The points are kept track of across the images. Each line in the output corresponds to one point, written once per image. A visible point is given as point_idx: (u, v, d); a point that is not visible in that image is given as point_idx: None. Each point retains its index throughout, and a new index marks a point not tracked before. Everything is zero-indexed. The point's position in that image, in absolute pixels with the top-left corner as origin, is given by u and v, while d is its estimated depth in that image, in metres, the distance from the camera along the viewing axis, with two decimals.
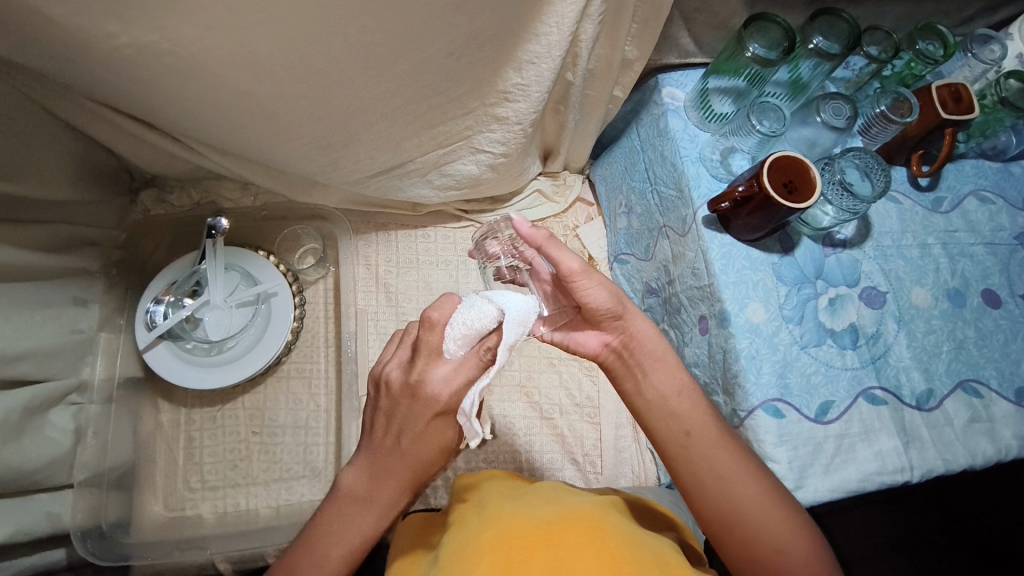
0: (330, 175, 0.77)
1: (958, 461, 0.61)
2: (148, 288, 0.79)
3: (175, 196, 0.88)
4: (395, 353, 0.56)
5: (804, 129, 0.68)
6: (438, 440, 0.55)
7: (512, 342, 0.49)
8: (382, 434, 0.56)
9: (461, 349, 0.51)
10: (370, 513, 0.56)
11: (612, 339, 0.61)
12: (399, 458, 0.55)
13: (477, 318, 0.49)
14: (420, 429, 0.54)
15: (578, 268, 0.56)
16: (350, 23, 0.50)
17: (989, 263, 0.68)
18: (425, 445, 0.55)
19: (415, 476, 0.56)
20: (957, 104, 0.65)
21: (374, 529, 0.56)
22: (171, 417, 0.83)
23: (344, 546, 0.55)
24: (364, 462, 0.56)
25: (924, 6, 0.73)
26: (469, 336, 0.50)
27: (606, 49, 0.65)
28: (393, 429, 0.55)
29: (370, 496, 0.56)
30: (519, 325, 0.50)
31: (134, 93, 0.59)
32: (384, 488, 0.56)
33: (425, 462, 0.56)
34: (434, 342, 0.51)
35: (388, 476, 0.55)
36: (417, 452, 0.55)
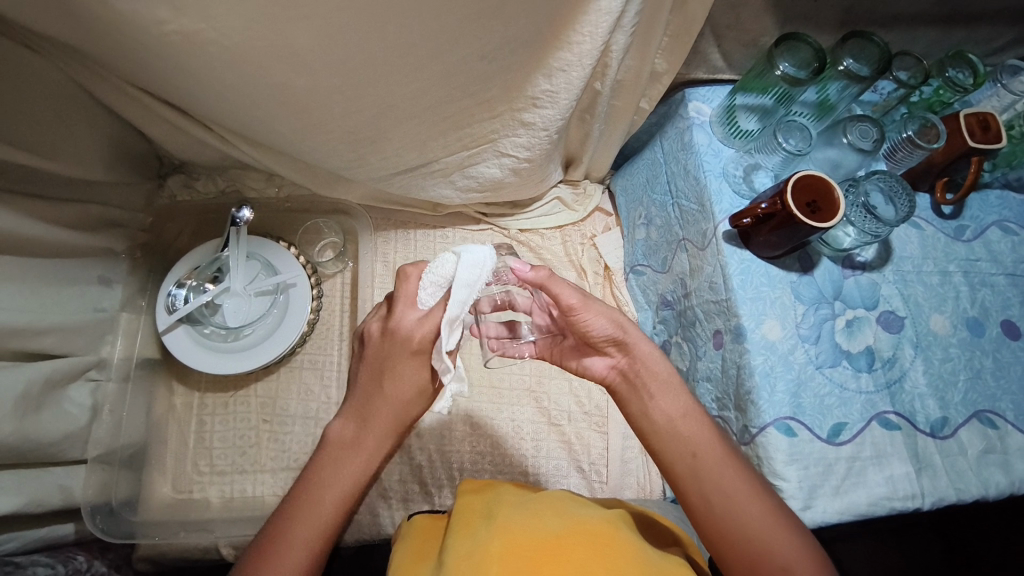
0: (356, 171, 0.78)
1: (971, 491, 0.60)
2: (172, 271, 0.80)
3: (201, 182, 0.89)
4: (375, 312, 0.63)
5: (829, 150, 0.68)
6: (417, 380, 0.60)
7: (470, 281, 0.51)
8: (366, 375, 0.61)
9: (432, 298, 0.56)
10: (358, 457, 0.60)
11: (619, 361, 0.61)
12: (381, 396, 0.60)
13: (441, 267, 0.54)
14: (399, 370, 0.59)
15: (576, 301, 0.55)
16: (388, 22, 0.51)
17: (1009, 294, 0.68)
18: (403, 383, 0.60)
19: (396, 418, 0.61)
20: (985, 132, 0.65)
21: (364, 475, 0.60)
22: (183, 400, 0.83)
23: (337, 489, 0.58)
24: (349, 412, 0.62)
25: (955, 34, 0.73)
26: (440, 283, 0.55)
27: (636, 61, 0.66)
28: (376, 372, 0.60)
29: (357, 440, 0.60)
30: (476, 268, 0.51)
31: (174, 80, 0.61)
32: (371, 431, 0.60)
33: (406, 402, 0.61)
34: (411, 291, 0.58)
35: (371, 419, 0.60)
36: (400, 388, 0.60)
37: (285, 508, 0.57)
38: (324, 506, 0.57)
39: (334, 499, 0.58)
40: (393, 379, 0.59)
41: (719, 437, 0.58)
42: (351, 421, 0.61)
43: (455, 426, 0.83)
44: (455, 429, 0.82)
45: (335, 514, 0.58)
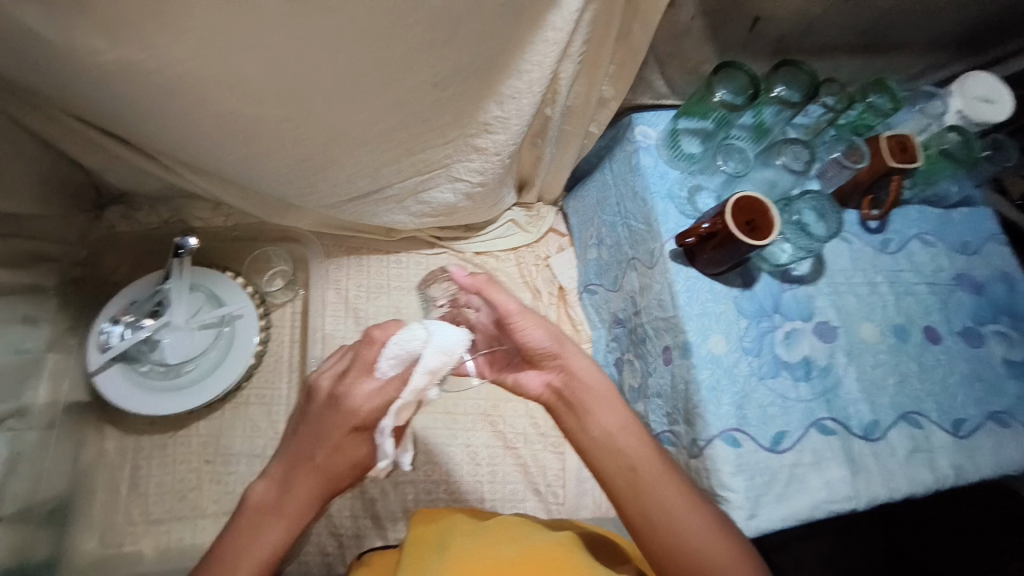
0: (306, 199, 0.77)
1: (901, 489, 0.63)
2: (104, 308, 0.75)
3: (143, 213, 0.85)
4: (332, 360, 0.54)
5: (766, 171, 0.73)
6: (353, 455, 0.52)
7: (434, 368, 0.49)
8: (299, 439, 0.53)
9: (391, 371, 0.50)
10: (279, 523, 0.52)
11: (553, 378, 0.61)
12: (312, 465, 0.52)
13: (407, 342, 0.49)
14: (336, 441, 0.51)
15: (515, 308, 0.58)
16: (338, 51, 0.51)
17: (930, 301, 0.73)
18: (337, 456, 0.52)
19: (323, 488, 0.53)
20: (902, 154, 0.68)
21: (281, 547, 0.52)
22: (116, 444, 0.77)
23: (251, 561, 0.51)
24: (275, 475, 0.54)
25: (873, 63, 0.80)
26: (401, 359, 0.50)
27: (584, 88, 0.68)
28: (311, 437, 0.52)
29: (280, 504, 0.52)
30: (445, 354, 0.50)
31: (109, 108, 0.58)
32: (293, 496, 0.52)
33: (336, 474, 0.52)
34: (371, 357, 0.51)
35: (296, 483, 0.53)
36: (333, 459, 0.52)
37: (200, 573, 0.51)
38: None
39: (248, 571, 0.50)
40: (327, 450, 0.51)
41: (658, 451, 0.58)
42: (276, 483, 0.53)
43: (412, 455, 0.81)
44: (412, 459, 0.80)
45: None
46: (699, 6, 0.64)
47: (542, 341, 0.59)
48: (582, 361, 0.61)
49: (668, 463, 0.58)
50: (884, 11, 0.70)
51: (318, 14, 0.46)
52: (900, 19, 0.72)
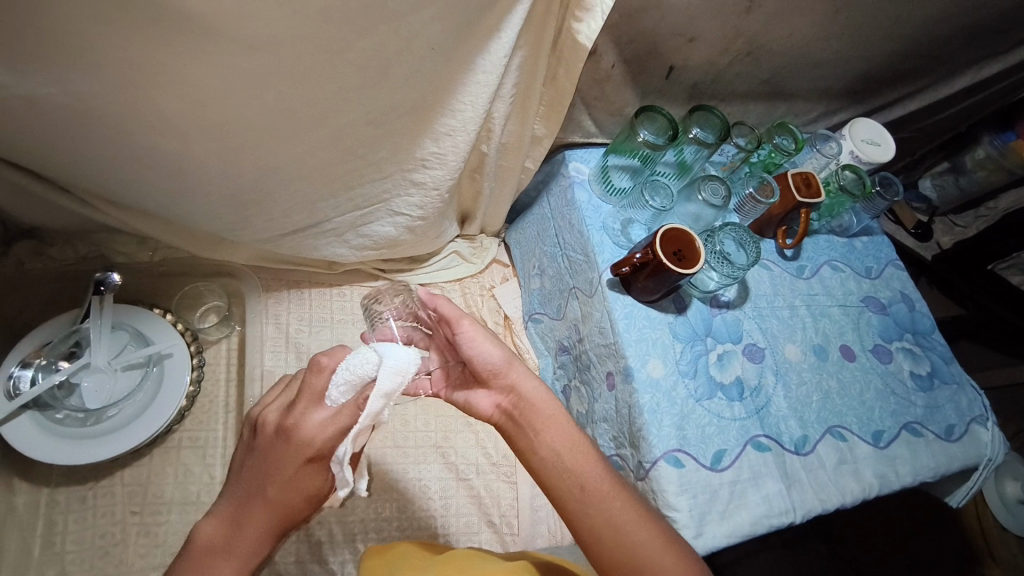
0: (241, 233, 0.75)
1: (832, 500, 0.67)
2: (13, 350, 0.70)
3: (56, 248, 0.80)
4: (277, 397, 0.52)
5: (689, 205, 0.77)
6: (310, 487, 0.50)
7: (390, 389, 0.48)
8: (248, 475, 0.50)
9: (343, 397, 0.48)
10: (228, 563, 0.48)
11: (502, 399, 0.62)
12: (265, 501, 0.49)
13: (359, 365, 0.48)
14: (288, 475, 0.48)
15: (464, 320, 0.60)
16: (266, 88, 0.51)
17: (844, 322, 0.79)
18: (292, 488, 0.49)
19: (277, 524, 0.50)
20: (807, 189, 0.76)
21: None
22: (28, 500, 0.71)
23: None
24: (223, 512, 0.50)
25: (777, 107, 0.88)
26: (353, 384, 0.48)
27: (516, 126, 0.71)
28: (261, 472, 0.49)
29: (229, 543, 0.49)
30: (400, 374, 0.48)
31: (21, 143, 0.56)
32: (246, 534, 0.49)
33: (289, 509, 0.49)
34: (320, 386, 0.49)
35: (249, 522, 0.49)
36: (289, 495, 0.49)
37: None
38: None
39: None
40: (284, 480, 0.48)
41: (605, 468, 0.58)
42: (226, 520, 0.50)
43: (357, 493, 0.79)
44: (359, 498, 0.78)
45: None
46: (618, 55, 0.69)
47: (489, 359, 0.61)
48: (529, 378, 0.62)
49: (616, 481, 0.58)
50: (780, 63, 0.78)
51: (244, 53, 0.47)
52: (794, 70, 0.80)
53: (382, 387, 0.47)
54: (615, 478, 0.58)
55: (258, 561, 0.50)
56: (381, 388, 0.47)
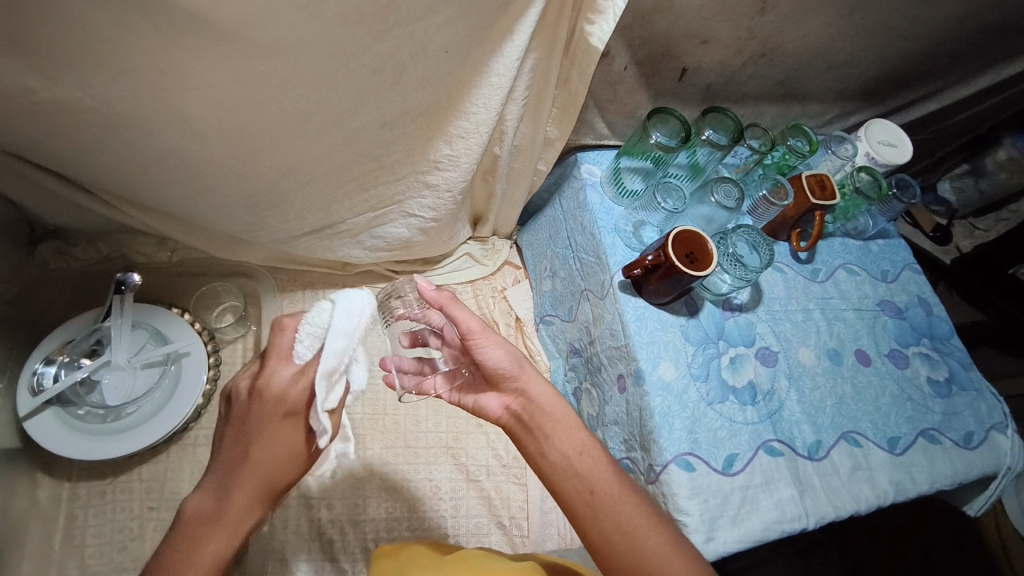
0: (257, 233, 0.77)
1: (846, 507, 0.66)
2: (39, 348, 0.72)
3: (80, 248, 0.83)
4: (246, 368, 0.56)
5: (702, 207, 0.77)
6: (287, 442, 0.53)
7: (347, 329, 0.50)
8: (227, 442, 0.53)
9: (308, 352, 0.51)
10: (220, 528, 0.51)
11: (512, 401, 0.63)
12: (245, 464, 0.52)
13: (315, 315, 0.50)
14: (267, 435, 0.52)
15: (476, 327, 0.60)
16: (285, 91, 0.52)
17: (859, 327, 0.78)
18: (272, 448, 0.52)
19: (263, 483, 0.53)
20: (822, 191, 0.76)
21: (226, 550, 0.50)
22: (50, 493, 0.73)
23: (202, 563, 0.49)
24: (209, 483, 0.53)
25: (792, 109, 0.88)
26: (316, 336, 0.51)
27: (529, 129, 0.72)
28: (239, 438, 0.52)
29: (219, 511, 0.51)
30: (355, 314, 0.51)
31: (48, 146, 0.58)
32: (234, 499, 0.51)
33: (272, 468, 0.53)
34: (287, 344, 0.52)
35: (235, 487, 0.52)
36: (270, 453, 0.52)
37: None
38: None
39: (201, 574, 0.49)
40: (262, 442, 0.52)
41: (616, 472, 0.58)
42: (212, 491, 0.52)
43: (369, 491, 0.80)
44: (370, 497, 0.79)
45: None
46: (631, 57, 0.69)
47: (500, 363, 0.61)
48: (541, 382, 0.63)
49: (629, 486, 0.57)
50: (795, 65, 0.77)
51: (263, 57, 0.48)
52: (809, 72, 0.80)
53: (337, 330, 0.49)
54: (627, 484, 0.58)
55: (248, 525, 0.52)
56: (337, 331, 0.49)
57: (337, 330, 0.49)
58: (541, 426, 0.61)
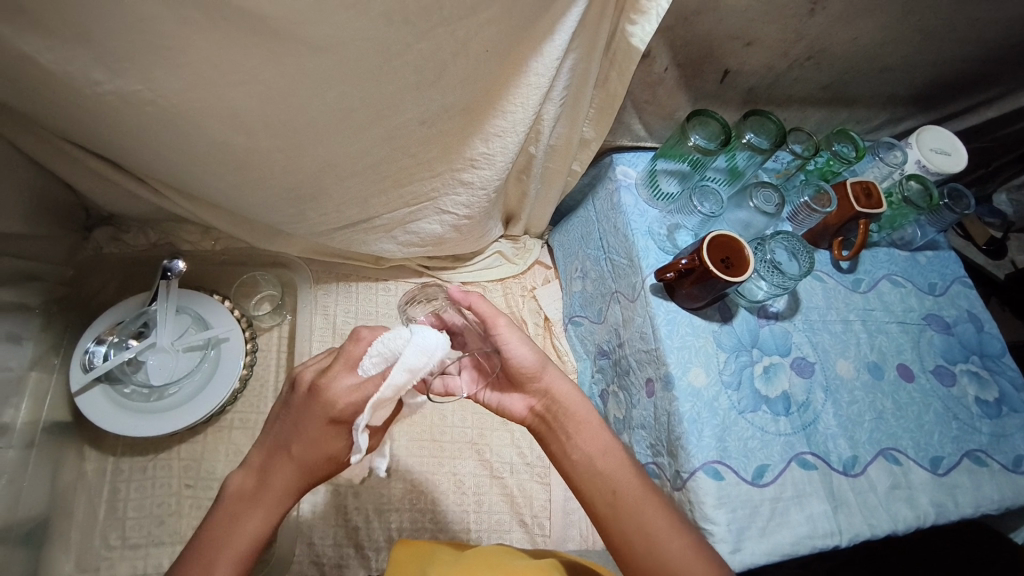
0: (296, 225, 0.79)
1: (882, 526, 0.64)
2: (91, 328, 0.76)
3: (131, 235, 0.87)
4: (317, 358, 0.56)
5: (739, 212, 0.76)
6: (329, 447, 0.53)
7: (414, 365, 0.48)
8: (278, 430, 0.54)
9: (373, 369, 0.50)
10: (256, 509, 0.52)
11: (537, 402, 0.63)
12: (288, 455, 0.53)
13: (391, 338, 0.50)
14: (316, 436, 0.52)
15: (500, 318, 0.60)
16: (329, 88, 0.54)
17: (902, 340, 0.75)
18: (313, 447, 0.53)
19: (299, 479, 0.53)
20: (868, 200, 0.73)
21: (265, 529, 0.52)
22: (96, 466, 0.77)
23: (241, 542, 0.51)
24: (252, 464, 0.55)
25: (838, 113, 0.85)
26: (385, 357, 0.50)
27: (566, 128, 0.71)
28: (288, 428, 0.53)
29: (259, 491, 0.53)
30: (427, 359, 0.49)
31: (108, 136, 0.61)
32: (271, 483, 0.53)
33: (310, 464, 0.53)
34: (356, 355, 0.52)
35: (274, 472, 0.53)
36: (316, 447, 0.52)
37: (196, 556, 0.51)
38: (222, 560, 0.50)
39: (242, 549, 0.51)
40: (302, 437, 0.52)
41: (637, 474, 0.58)
42: (253, 472, 0.54)
43: (394, 483, 0.81)
44: (394, 488, 0.80)
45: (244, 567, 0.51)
46: (672, 58, 0.68)
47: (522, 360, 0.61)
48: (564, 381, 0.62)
49: (651, 487, 0.57)
50: (844, 68, 0.75)
51: (310, 54, 0.49)
52: (858, 75, 0.77)
53: (404, 367, 0.48)
54: (649, 485, 0.57)
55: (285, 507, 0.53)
56: (403, 367, 0.48)
57: (401, 366, 0.48)
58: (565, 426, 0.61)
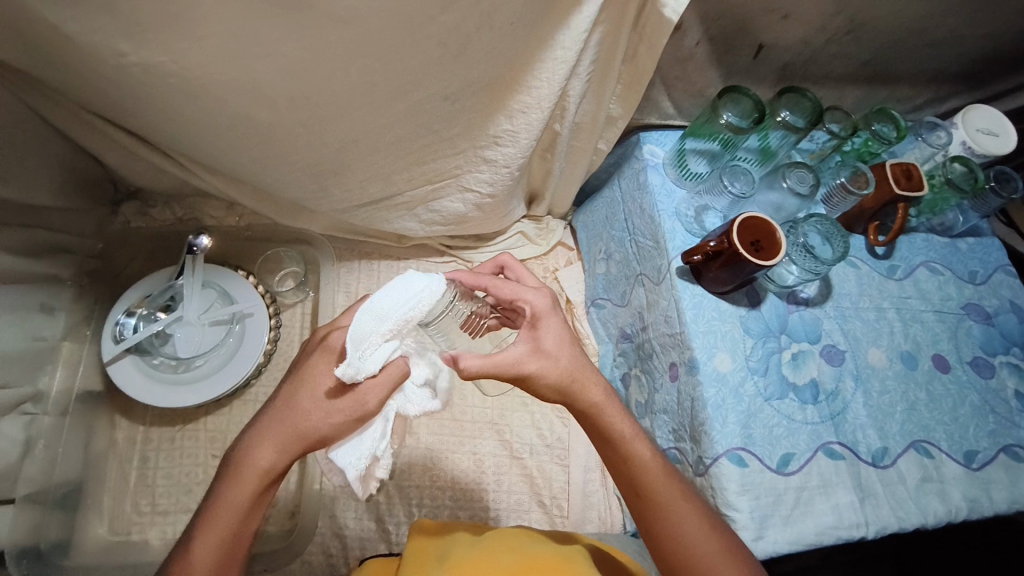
0: (319, 202, 0.78)
1: (911, 519, 0.62)
2: (122, 300, 0.78)
3: (157, 210, 0.88)
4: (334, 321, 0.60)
5: (771, 194, 0.73)
6: (318, 389, 0.54)
7: (406, 287, 0.49)
8: (280, 387, 0.58)
9: None
10: (242, 470, 0.54)
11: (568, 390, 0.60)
12: (276, 415, 0.55)
13: None
14: (299, 404, 0.54)
15: (522, 353, 0.55)
16: (351, 62, 0.53)
17: (938, 329, 0.73)
18: (299, 398, 0.54)
19: (287, 435, 0.54)
20: (909, 181, 0.71)
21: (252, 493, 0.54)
22: (126, 435, 0.79)
23: (226, 516, 0.54)
24: (252, 425, 0.57)
25: (879, 91, 0.81)
26: None
27: (592, 105, 0.70)
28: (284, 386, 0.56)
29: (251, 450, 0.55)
30: (423, 284, 0.50)
31: (136, 109, 0.61)
32: (259, 444, 0.55)
33: (294, 421, 0.54)
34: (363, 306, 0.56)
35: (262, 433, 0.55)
36: (291, 414, 0.54)
37: (195, 519, 0.55)
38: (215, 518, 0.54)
39: (228, 523, 0.54)
40: (289, 393, 0.55)
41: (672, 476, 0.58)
42: (247, 435, 0.56)
43: (413, 459, 0.82)
44: (414, 464, 0.81)
45: (234, 537, 0.54)
46: (705, 32, 0.65)
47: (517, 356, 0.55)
48: (600, 388, 0.58)
49: (685, 492, 0.57)
50: (887, 42, 0.71)
51: (334, 27, 0.48)
52: (903, 50, 0.73)
53: (399, 286, 0.50)
54: (683, 488, 0.57)
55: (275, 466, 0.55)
56: (397, 284, 0.50)
57: (397, 284, 0.50)
58: (595, 429, 0.58)
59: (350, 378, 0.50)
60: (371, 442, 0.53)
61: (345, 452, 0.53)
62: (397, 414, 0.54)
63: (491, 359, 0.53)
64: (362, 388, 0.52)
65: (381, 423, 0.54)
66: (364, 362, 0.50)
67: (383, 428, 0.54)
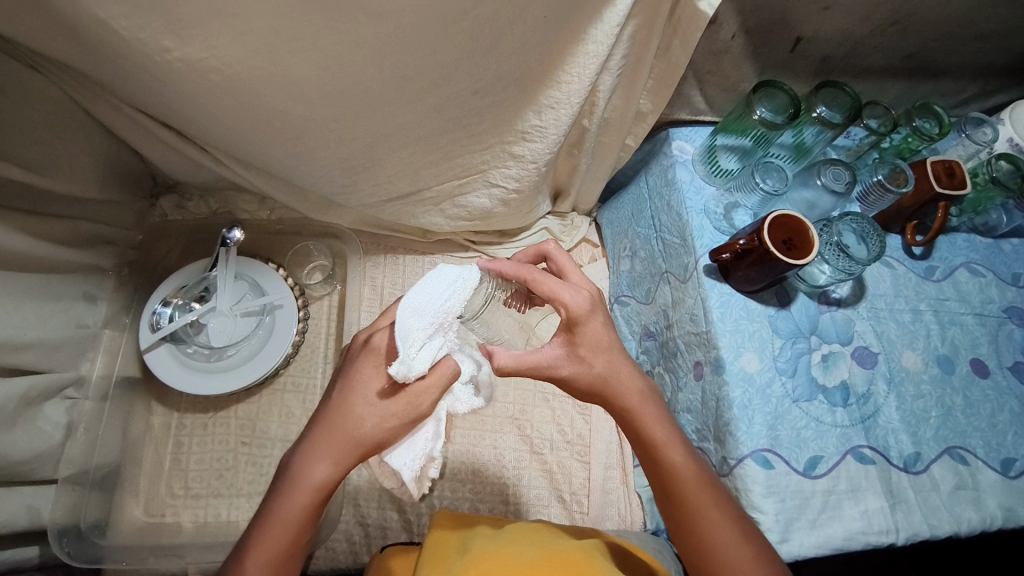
0: (349, 197, 0.80)
1: (943, 527, 0.61)
2: (158, 289, 0.80)
3: (193, 203, 0.91)
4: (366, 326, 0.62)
5: (805, 190, 0.72)
6: (371, 388, 0.55)
7: (439, 280, 0.51)
8: (327, 397, 0.59)
9: None
10: (297, 485, 0.55)
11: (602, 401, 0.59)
12: (326, 429, 0.56)
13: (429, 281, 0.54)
14: (353, 411, 0.55)
15: (560, 355, 0.56)
16: (385, 56, 0.53)
17: (977, 332, 0.70)
18: (350, 411, 0.55)
19: (342, 447, 0.55)
20: (950, 179, 0.69)
21: (309, 504, 0.55)
22: (162, 421, 0.82)
23: (279, 530, 0.55)
24: (304, 439, 0.58)
25: (920, 86, 0.79)
26: None
27: (622, 100, 0.69)
28: (335, 394, 0.57)
29: (301, 467, 0.56)
30: (456, 274, 0.51)
31: (176, 104, 0.63)
32: (316, 457, 0.55)
33: (348, 432, 0.55)
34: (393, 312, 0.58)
35: (318, 446, 0.56)
36: (343, 423, 0.55)
37: (246, 537, 0.57)
38: (273, 529, 0.55)
39: (279, 538, 0.55)
40: (342, 402, 0.56)
41: (707, 482, 0.57)
42: (300, 449, 0.57)
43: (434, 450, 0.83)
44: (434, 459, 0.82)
45: (289, 547, 0.56)
46: (741, 25, 0.64)
47: (551, 357, 0.56)
48: (634, 393, 0.58)
49: (717, 497, 0.56)
50: (931, 35, 0.69)
51: (369, 21, 0.49)
52: (947, 42, 0.71)
53: (434, 280, 0.51)
54: (715, 496, 0.56)
55: (329, 479, 0.55)
56: (431, 280, 0.51)
57: (430, 279, 0.52)
58: (629, 429, 0.59)
59: (404, 378, 0.51)
60: (424, 443, 0.56)
61: (398, 455, 0.56)
62: (447, 414, 0.58)
63: (523, 358, 0.55)
64: (418, 390, 0.54)
65: (431, 425, 0.57)
66: (414, 362, 0.50)
67: (435, 429, 0.57)
